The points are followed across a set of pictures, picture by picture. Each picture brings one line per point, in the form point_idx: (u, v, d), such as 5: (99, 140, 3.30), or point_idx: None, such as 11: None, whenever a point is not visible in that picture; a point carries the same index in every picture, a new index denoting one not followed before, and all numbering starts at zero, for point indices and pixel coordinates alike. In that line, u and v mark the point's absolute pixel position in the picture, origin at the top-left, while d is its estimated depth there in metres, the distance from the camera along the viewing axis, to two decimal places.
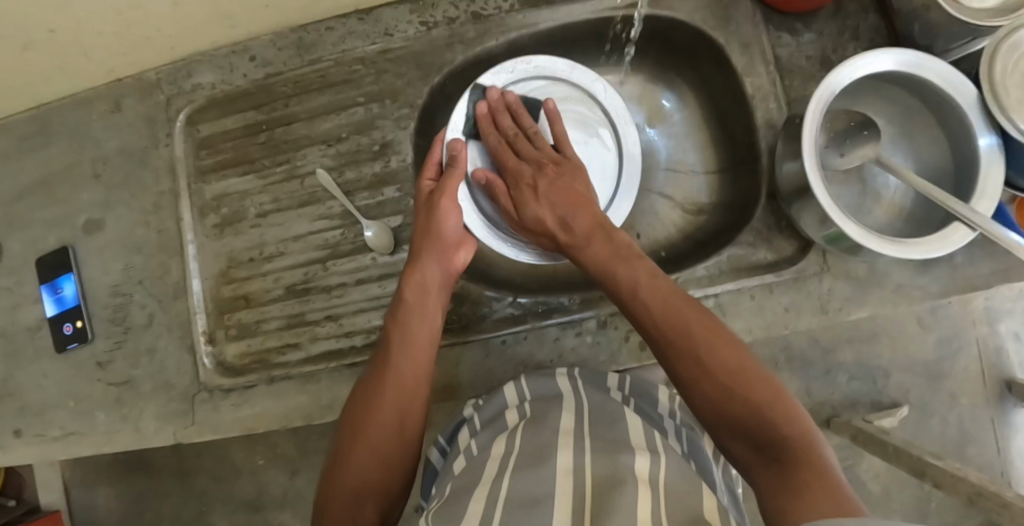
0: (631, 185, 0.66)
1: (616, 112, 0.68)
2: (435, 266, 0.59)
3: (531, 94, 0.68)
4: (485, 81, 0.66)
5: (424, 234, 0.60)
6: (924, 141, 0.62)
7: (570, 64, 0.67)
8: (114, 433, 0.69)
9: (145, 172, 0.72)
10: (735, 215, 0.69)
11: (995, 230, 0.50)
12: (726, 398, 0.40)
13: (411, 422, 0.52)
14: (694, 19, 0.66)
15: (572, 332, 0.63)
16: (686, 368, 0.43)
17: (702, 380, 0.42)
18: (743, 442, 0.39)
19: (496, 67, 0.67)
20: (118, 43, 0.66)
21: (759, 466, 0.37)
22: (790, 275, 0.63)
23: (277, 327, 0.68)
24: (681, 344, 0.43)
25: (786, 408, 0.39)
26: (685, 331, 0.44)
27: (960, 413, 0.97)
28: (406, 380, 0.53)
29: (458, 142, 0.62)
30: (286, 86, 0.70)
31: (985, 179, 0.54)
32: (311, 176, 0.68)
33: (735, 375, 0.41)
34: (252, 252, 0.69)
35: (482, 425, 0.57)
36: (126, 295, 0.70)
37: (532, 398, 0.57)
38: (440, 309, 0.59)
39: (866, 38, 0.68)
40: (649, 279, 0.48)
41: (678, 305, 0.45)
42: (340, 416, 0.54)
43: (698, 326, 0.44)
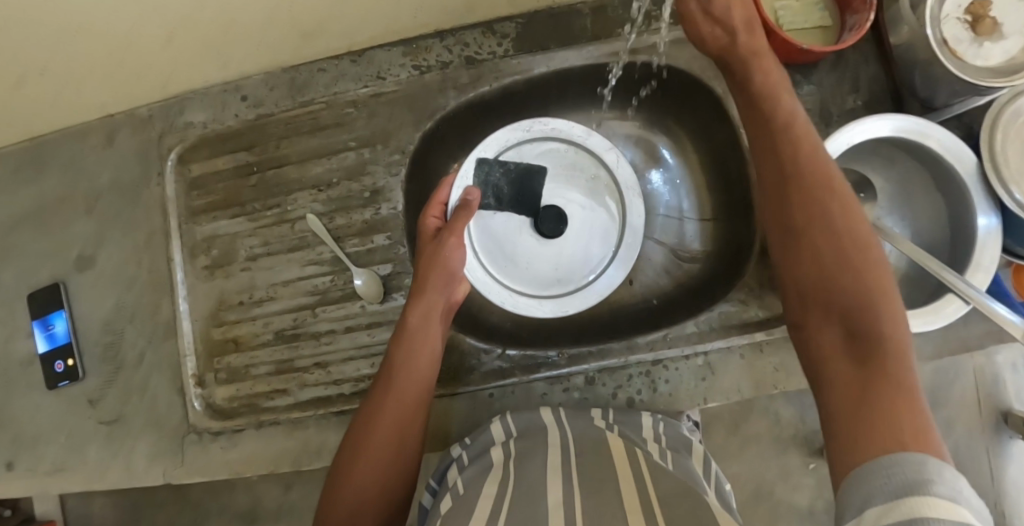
0: (628, 255, 0.69)
1: (626, 182, 0.71)
2: (438, 295, 0.60)
3: (541, 153, 0.72)
4: (500, 137, 0.69)
5: (428, 263, 0.61)
6: (923, 205, 0.61)
7: (587, 130, 0.71)
8: (105, 471, 0.68)
9: (138, 209, 0.71)
10: (728, 266, 0.68)
11: (986, 304, 0.49)
12: (845, 278, 0.42)
13: (408, 447, 0.55)
14: (693, 68, 0.65)
15: (559, 387, 0.63)
16: (803, 243, 0.45)
17: (811, 265, 0.44)
18: (833, 324, 0.42)
19: (514, 123, 0.70)
20: (108, 81, 0.65)
21: (836, 342, 0.41)
22: (782, 334, 0.62)
23: (266, 372, 0.68)
24: (812, 226, 0.44)
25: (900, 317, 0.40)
26: (822, 218, 0.44)
27: (955, 442, 0.96)
28: (407, 403, 0.56)
29: (475, 191, 0.65)
30: (279, 127, 0.69)
31: (982, 251, 0.54)
32: (301, 221, 0.68)
33: (861, 270, 0.42)
34: (242, 296, 0.69)
35: (469, 461, 0.56)
36: (118, 333, 0.70)
37: (517, 435, 0.57)
38: (440, 335, 0.60)
39: (866, 89, 0.67)
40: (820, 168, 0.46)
41: (828, 186, 0.45)
42: (342, 439, 0.57)
43: (843, 214, 0.44)
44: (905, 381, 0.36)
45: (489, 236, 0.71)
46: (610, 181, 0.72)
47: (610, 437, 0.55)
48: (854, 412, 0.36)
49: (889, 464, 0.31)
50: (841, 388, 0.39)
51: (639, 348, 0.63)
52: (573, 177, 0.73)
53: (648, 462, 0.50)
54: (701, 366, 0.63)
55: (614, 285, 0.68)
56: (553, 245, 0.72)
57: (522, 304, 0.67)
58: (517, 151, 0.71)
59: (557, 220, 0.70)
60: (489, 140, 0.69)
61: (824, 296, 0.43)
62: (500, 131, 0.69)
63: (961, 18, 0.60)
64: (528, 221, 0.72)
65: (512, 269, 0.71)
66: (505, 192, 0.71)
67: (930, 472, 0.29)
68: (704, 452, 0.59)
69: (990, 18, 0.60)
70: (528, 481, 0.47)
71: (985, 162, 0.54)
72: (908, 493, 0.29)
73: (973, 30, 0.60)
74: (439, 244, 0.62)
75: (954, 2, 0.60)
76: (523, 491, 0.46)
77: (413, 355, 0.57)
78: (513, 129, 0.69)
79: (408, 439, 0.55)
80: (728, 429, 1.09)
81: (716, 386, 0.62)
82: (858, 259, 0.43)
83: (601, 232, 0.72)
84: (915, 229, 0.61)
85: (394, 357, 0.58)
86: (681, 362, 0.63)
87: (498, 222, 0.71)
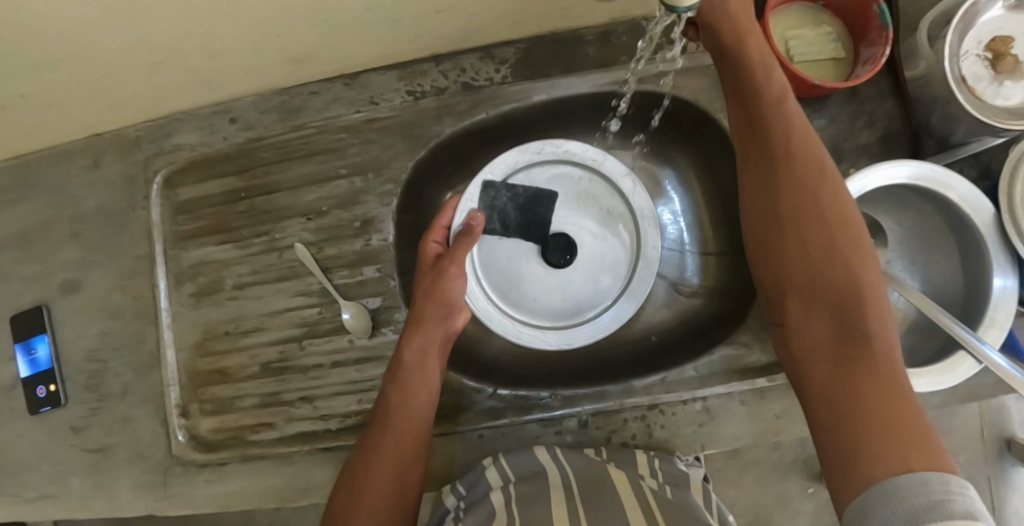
0: (641, 289, 0.65)
1: (641, 211, 0.68)
2: (437, 328, 0.59)
3: (553, 177, 0.70)
4: (509, 159, 0.66)
5: (426, 295, 0.60)
6: (928, 258, 0.59)
7: (603, 153, 0.67)
8: (88, 501, 0.66)
9: (123, 235, 0.69)
10: (733, 306, 0.65)
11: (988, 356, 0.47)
12: (829, 268, 0.46)
13: (411, 483, 0.55)
14: (699, 100, 0.63)
15: (552, 430, 0.61)
16: (790, 236, 0.48)
17: (798, 256, 0.47)
18: (818, 311, 0.45)
19: (523, 145, 0.67)
20: (93, 105, 0.62)
21: (820, 328, 0.44)
22: (783, 381, 0.60)
23: (252, 405, 0.66)
24: (796, 219, 0.47)
25: (880, 301, 0.44)
26: (806, 213, 0.47)
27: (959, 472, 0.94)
28: (405, 439, 0.56)
29: (480, 215, 0.63)
30: (268, 152, 0.67)
31: (995, 308, 0.52)
32: (290, 250, 0.66)
33: (843, 260, 0.46)
34: (229, 325, 0.67)
35: (467, 510, 0.55)
36: (102, 362, 0.68)
37: (517, 479, 0.55)
38: (438, 370, 0.59)
39: (881, 125, 0.64)
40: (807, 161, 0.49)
41: (813, 181, 0.48)
42: (340, 474, 0.57)
43: (829, 204, 0.47)
44: (887, 365, 0.40)
45: (495, 261, 0.69)
46: (626, 210, 0.70)
47: (611, 469, 0.55)
48: (841, 399, 0.40)
49: (897, 482, 0.33)
50: (827, 373, 0.42)
51: (636, 391, 0.61)
52: (587, 203, 0.71)
53: (656, 499, 0.50)
54: (699, 412, 0.61)
55: (623, 319, 0.65)
56: (560, 274, 0.70)
57: (526, 336, 0.65)
58: (526, 175, 0.69)
59: (563, 251, 0.69)
60: (496, 162, 0.66)
61: (811, 286, 0.46)
62: (509, 153, 0.67)
63: (980, 55, 0.58)
64: (535, 248, 0.70)
65: (515, 296, 0.69)
66: (512, 218, 0.69)
67: (932, 492, 0.31)
68: (705, 485, 0.58)
69: (1012, 56, 0.57)
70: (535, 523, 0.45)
71: (1003, 213, 0.51)
72: (925, 517, 0.30)
73: (992, 68, 0.58)
74: (438, 274, 0.61)
75: (974, 39, 0.58)
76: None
77: (409, 391, 0.57)
78: (522, 152, 0.66)
79: (409, 479, 0.55)
80: (728, 454, 1.07)
81: (715, 433, 0.60)
82: (839, 250, 0.46)
83: (613, 264, 0.70)
84: (925, 277, 0.59)
85: (391, 392, 0.57)
86: (678, 407, 0.61)
87: (503, 247, 0.70)
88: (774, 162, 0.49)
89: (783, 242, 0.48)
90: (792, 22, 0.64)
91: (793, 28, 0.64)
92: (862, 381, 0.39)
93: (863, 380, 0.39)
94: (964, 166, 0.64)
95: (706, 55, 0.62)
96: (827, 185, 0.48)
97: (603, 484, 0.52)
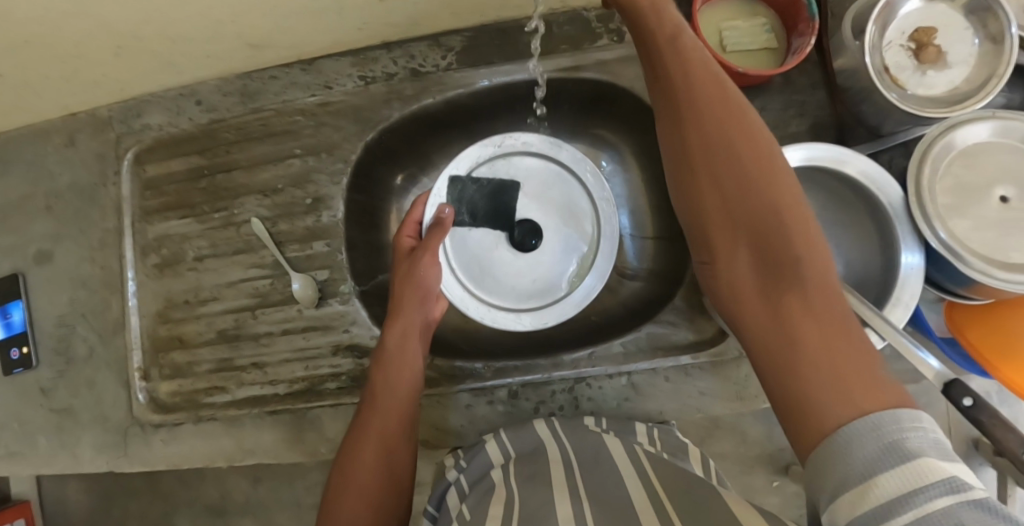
0: (606, 263, 0.68)
1: (599, 194, 0.70)
2: (416, 314, 0.62)
3: (519, 170, 0.73)
4: (472, 154, 0.69)
5: (404, 283, 0.63)
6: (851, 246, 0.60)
7: (557, 143, 0.70)
8: (53, 457, 0.71)
9: (94, 209, 0.73)
10: (664, 288, 0.68)
11: (912, 350, 0.47)
12: (748, 202, 0.41)
13: (399, 465, 0.56)
14: (636, 87, 0.65)
15: (483, 400, 0.64)
16: (704, 171, 0.43)
17: (715, 192, 0.42)
18: (742, 247, 0.41)
19: (484, 139, 0.70)
20: (66, 86, 0.67)
21: (746, 267, 0.40)
22: (707, 359, 0.62)
23: (207, 369, 0.70)
24: (709, 153, 0.43)
25: (802, 221, 0.40)
26: (721, 146, 0.43)
27: None
28: (391, 421, 0.57)
29: (450, 209, 0.66)
30: (229, 132, 0.71)
31: (902, 287, 0.53)
32: (246, 225, 0.70)
33: (765, 187, 0.41)
34: (188, 295, 0.71)
35: (468, 486, 0.55)
36: (70, 327, 0.72)
37: (516, 456, 0.56)
38: (420, 353, 0.61)
39: (812, 115, 0.67)
40: (712, 90, 0.44)
41: (722, 111, 0.44)
42: (330, 464, 0.57)
43: (737, 131, 0.43)
44: (819, 295, 0.37)
45: (467, 251, 0.71)
46: (582, 194, 0.73)
47: (607, 441, 0.54)
48: (777, 341, 0.37)
49: (850, 432, 0.31)
50: (760, 317, 0.39)
51: (564, 365, 0.64)
52: (545, 189, 0.73)
53: (655, 471, 0.48)
54: (624, 387, 0.63)
55: (591, 293, 0.67)
56: (528, 257, 0.73)
57: (500, 319, 0.67)
58: (490, 168, 0.71)
59: (531, 233, 0.71)
60: (462, 156, 0.69)
61: (735, 223, 0.41)
62: (473, 147, 0.69)
63: (903, 45, 0.59)
64: (503, 236, 0.72)
65: (488, 281, 0.71)
66: (480, 207, 0.72)
67: (886, 435, 0.29)
68: (700, 453, 0.59)
69: (934, 46, 0.58)
70: (531, 505, 0.44)
71: (910, 198, 0.53)
72: (892, 461, 0.28)
73: (916, 58, 0.59)
74: (414, 263, 0.64)
75: (897, 29, 0.59)
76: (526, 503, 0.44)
77: (393, 375, 0.58)
78: (485, 146, 0.69)
79: (398, 460, 0.56)
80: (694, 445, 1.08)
81: (640, 408, 0.63)
82: (758, 178, 0.41)
83: (574, 248, 0.72)
84: None
85: (376, 378, 0.59)
86: (605, 380, 0.64)
87: (475, 237, 0.72)
88: (679, 99, 0.44)
89: (698, 184, 0.43)
90: (726, 15, 0.66)
91: (727, 20, 0.65)
92: (795, 318, 0.36)
93: (796, 317, 0.36)
94: (894, 156, 0.65)
95: None
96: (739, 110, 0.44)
97: (598, 457, 0.51)
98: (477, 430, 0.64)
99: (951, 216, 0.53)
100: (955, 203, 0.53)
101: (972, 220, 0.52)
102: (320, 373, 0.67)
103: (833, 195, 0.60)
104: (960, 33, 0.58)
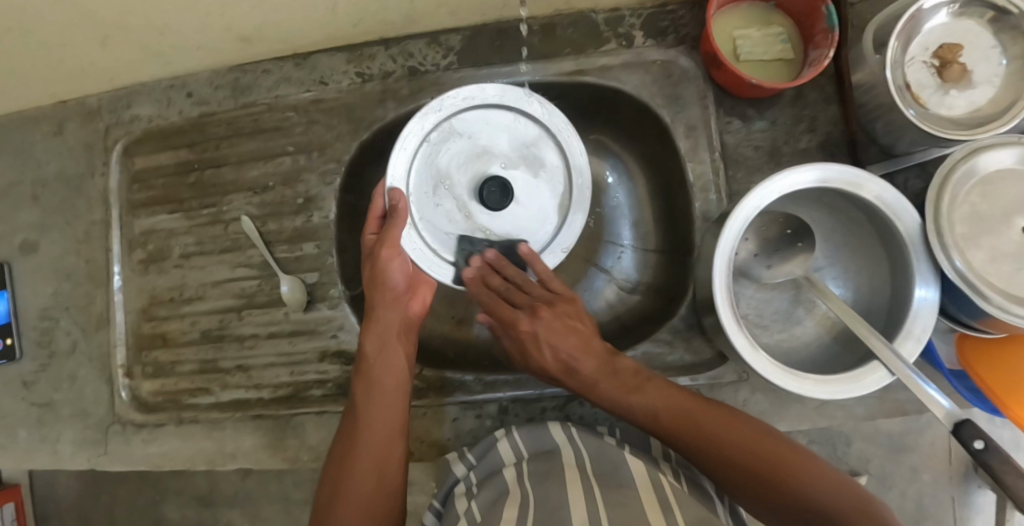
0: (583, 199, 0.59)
1: (557, 127, 0.59)
2: (390, 314, 0.56)
3: (466, 126, 0.59)
4: (414, 126, 0.57)
5: (370, 285, 0.56)
6: (861, 273, 0.59)
7: (500, 86, 0.58)
8: (33, 452, 0.69)
9: (80, 201, 0.72)
10: (663, 304, 0.66)
11: (917, 383, 0.45)
12: (749, 459, 0.45)
13: (389, 473, 0.50)
14: (641, 95, 0.64)
15: (471, 413, 0.63)
16: (722, 466, 0.46)
17: (737, 462, 0.45)
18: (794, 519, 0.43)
19: (421, 107, 0.58)
20: (53, 73, 0.64)
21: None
22: (704, 380, 0.61)
23: (190, 370, 0.68)
24: (715, 447, 0.46)
25: (794, 461, 0.45)
26: (708, 433, 0.47)
27: (921, 489, 0.84)
28: (377, 427, 0.51)
29: (397, 192, 0.55)
30: (219, 126, 0.69)
31: (912, 320, 0.50)
32: (235, 223, 0.68)
33: (749, 446, 0.46)
34: (173, 292, 0.69)
35: (477, 482, 0.55)
36: (54, 319, 0.71)
37: (529, 456, 0.55)
38: (404, 353, 0.56)
39: (824, 130, 0.64)
40: (664, 398, 0.50)
41: (674, 403, 0.50)
42: (320, 479, 0.52)
43: (687, 408, 0.49)
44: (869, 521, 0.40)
45: (434, 229, 0.58)
46: (541, 132, 0.61)
47: (628, 457, 0.51)
48: None
49: None
50: None
51: (557, 381, 0.62)
52: (497, 137, 0.60)
53: (675, 495, 0.44)
54: None
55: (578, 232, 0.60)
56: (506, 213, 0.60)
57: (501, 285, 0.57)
58: (438, 137, 0.59)
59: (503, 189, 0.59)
60: (404, 133, 0.57)
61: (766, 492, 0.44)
62: (415, 119, 0.57)
63: (926, 61, 0.56)
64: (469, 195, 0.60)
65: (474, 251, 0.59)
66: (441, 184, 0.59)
67: None
68: None
69: (958, 64, 0.55)
70: (548, 504, 0.44)
71: (928, 225, 0.49)
72: None
73: (938, 76, 0.56)
74: (373, 260, 0.55)
75: (920, 45, 0.56)
76: (543, 514, 0.43)
77: (374, 379, 0.53)
78: (425, 114, 0.57)
79: (389, 469, 0.50)
80: None
81: (631, 427, 0.62)
82: (748, 442, 0.46)
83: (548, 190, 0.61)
84: (849, 285, 0.61)
85: (358, 385, 0.54)
86: None
87: (438, 211, 0.59)
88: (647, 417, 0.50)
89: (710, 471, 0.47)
90: (740, 22, 0.63)
91: (740, 28, 0.62)
92: None
93: None
94: (910, 176, 0.62)
95: (650, 51, 0.64)
96: (694, 401, 0.50)
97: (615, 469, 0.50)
98: (463, 442, 0.63)
99: (968, 246, 0.49)
100: (972, 233, 0.50)
101: (989, 252, 0.49)
102: (306, 379, 0.65)
103: (850, 221, 0.58)
104: (987, 51, 0.55)
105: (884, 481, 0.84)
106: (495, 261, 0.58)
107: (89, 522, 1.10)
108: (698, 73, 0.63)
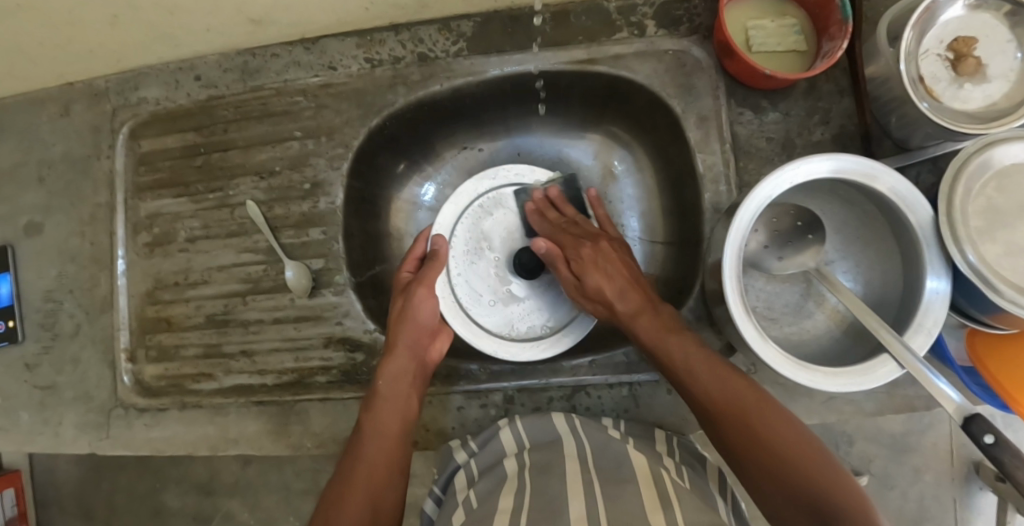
0: None
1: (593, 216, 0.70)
2: (407, 355, 0.57)
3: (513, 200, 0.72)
4: (469, 187, 0.70)
5: (399, 319, 0.59)
6: (872, 266, 0.59)
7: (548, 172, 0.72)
8: (35, 434, 0.69)
9: (86, 182, 0.71)
10: (672, 296, 0.66)
11: (927, 377, 0.44)
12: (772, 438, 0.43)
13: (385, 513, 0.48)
14: (653, 84, 0.63)
15: (476, 403, 0.63)
16: (739, 440, 0.45)
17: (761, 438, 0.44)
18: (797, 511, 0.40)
19: (481, 173, 0.71)
20: (61, 53, 0.64)
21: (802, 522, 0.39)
22: None
23: (194, 354, 0.68)
24: (735, 416, 0.45)
25: (815, 454, 0.42)
26: (737, 414, 0.45)
27: (922, 490, 0.83)
28: (379, 465, 0.50)
29: (440, 238, 0.66)
30: (227, 110, 0.68)
31: (924, 314, 0.49)
32: (241, 207, 0.68)
33: (771, 422, 0.45)
34: (178, 276, 0.69)
35: (477, 471, 0.54)
36: (57, 302, 0.70)
37: (531, 446, 0.54)
38: (414, 396, 0.56)
39: (837, 123, 0.63)
40: (699, 353, 0.50)
41: (705, 366, 0.49)
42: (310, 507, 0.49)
43: (719, 378, 0.48)
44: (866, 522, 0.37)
45: (469, 285, 0.69)
46: None
47: (630, 452, 0.50)
48: None
49: None
50: None
51: (562, 372, 0.63)
52: None
53: (675, 492, 0.43)
54: (625, 397, 0.62)
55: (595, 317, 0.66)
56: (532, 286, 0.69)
57: (520, 351, 0.63)
58: (487, 203, 0.71)
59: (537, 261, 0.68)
60: (460, 193, 0.70)
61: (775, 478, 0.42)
62: (472, 181, 0.71)
63: (942, 54, 0.55)
64: (505, 264, 0.70)
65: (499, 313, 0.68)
66: (480, 244, 0.70)
67: None
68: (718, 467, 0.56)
69: (974, 58, 0.54)
70: (547, 497, 0.43)
71: (941, 219, 0.49)
72: None
73: (954, 70, 0.55)
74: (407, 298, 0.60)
75: (935, 38, 0.55)
76: (543, 505, 0.42)
77: (382, 418, 0.53)
78: (481, 180, 0.71)
79: (384, 509, 0.48)
80: None
81: (638, 419, 0.61)
82: (787, 442, 0.43)
83: None
84: (859, 278, 0.60)
85: (365, 422, 0.53)
86: (604, 390, 0.62)
87: (474, 271, 0.70)
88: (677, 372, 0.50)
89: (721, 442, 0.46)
90: (754, 13, 0.62)
91: (754, 19, 0.62)
92: None
93: None
94: (922, 171, 0.62)
95: (662, 40, 0.63)
96: (727, 369, 0.49)
97: (623, 460, 0.49)
98: (468, 432, 0.63)
99: (983, 240, 0.48)
100: (988, 228, 0.49)
101: (1005, 246, 0.48)
102: (310, 366, 0.65)
103: (860, 216, 0.59)
104: (1003, 45, 0.55)
105: (885, 482, 0.84)
106: (555, 198, 0.69)
107: (89, 509, 1.09)
108: (710, 63, 0.63)
